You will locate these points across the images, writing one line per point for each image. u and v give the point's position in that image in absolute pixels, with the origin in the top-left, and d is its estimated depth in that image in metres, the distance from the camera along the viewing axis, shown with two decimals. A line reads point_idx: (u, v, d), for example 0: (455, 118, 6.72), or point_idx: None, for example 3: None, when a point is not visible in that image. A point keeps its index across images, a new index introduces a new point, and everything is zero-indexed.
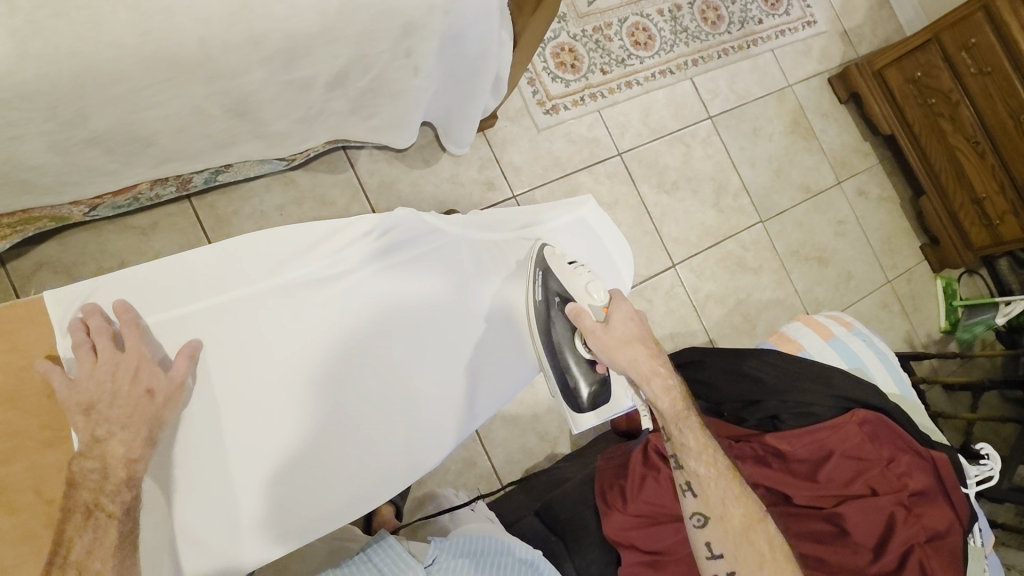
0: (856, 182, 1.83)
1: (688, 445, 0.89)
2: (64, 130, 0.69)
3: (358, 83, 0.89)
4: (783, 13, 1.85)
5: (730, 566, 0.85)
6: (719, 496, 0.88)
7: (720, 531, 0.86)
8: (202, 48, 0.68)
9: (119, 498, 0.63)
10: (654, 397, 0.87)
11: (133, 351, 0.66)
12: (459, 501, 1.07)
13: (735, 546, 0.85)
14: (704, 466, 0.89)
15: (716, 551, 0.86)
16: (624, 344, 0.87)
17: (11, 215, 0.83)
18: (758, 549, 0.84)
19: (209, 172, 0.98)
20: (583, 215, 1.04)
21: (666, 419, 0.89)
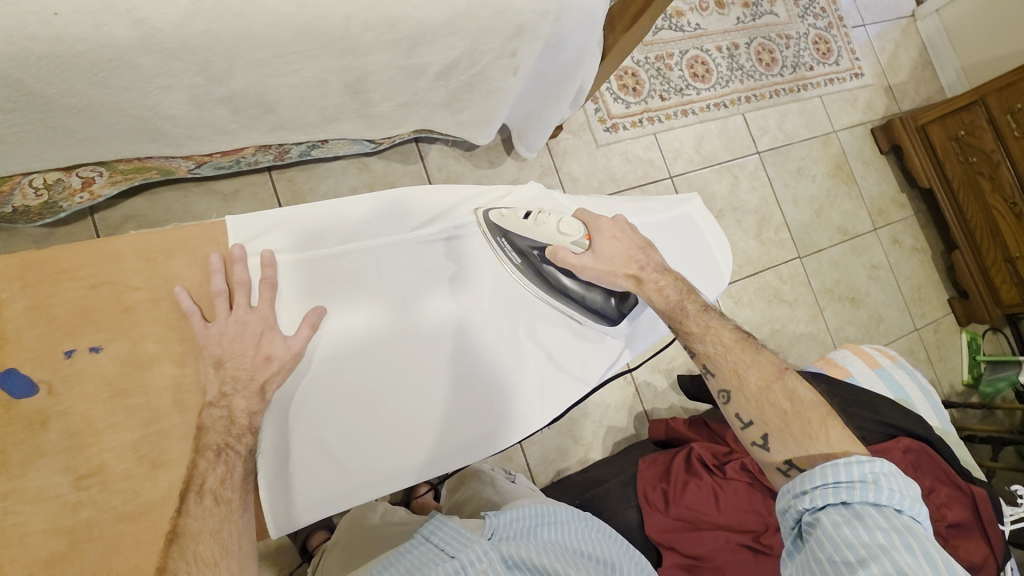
0: (891, 230, 1.89)
1: (698, 330, 0.81)
2: (208, 85, 0.74)
3: (461, 76, 0.94)
4: (832, 63, 1.93)
5: (763, 431, 0.74)
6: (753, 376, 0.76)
7: (742, 401, 0.76)
8: (344, 25, 0.73)
9: (245, 438, 0.64)
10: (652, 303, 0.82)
11: (267, 311, 0.68)
12: (501, 477, 1.11)
13: (759, 408, 0.74)
14: (746, 368, 0.77)
15: (746, 419, 0.76)
16: (614, 262, 0.82)
17: (128, 161, 0.89)
18: (784, 407, 0.73)
19: (306, 145, 1.03)
20: (689, 213, 0.96)
21: (668, 318, 0.82)
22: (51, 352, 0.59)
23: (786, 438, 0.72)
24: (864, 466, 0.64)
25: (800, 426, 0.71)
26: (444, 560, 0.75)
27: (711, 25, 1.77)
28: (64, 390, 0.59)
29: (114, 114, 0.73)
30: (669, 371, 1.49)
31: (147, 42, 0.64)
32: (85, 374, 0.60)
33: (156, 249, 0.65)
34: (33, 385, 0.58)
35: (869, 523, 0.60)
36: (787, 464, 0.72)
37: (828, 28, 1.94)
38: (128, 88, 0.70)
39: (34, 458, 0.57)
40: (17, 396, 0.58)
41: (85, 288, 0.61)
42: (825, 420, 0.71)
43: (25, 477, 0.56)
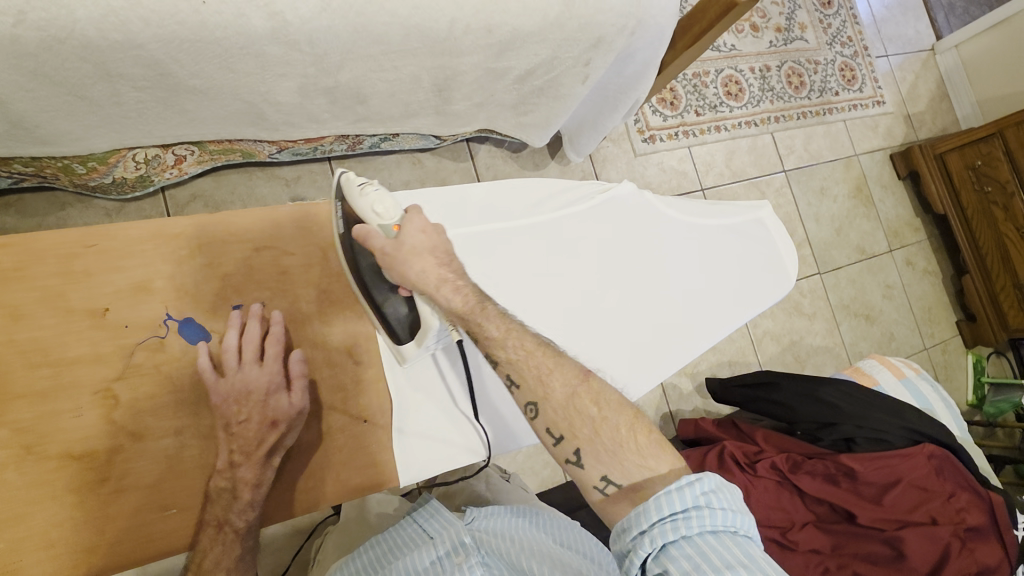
0: (905, 252, 1.97)
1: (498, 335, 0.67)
2: (317, 75, 0.80)
3: (536, 80, 1.00)
4: (857, 90, 2.01)
5: (575, 445, 0.63)
6: (563, 393, 0.64)
7: (551, 414, 0.64)
8: (449, 28, 0.79)
9: (244, 515, 0.64)
10: (450, 303, 0.68)
11: (267, 374, 0.67)
12: (497, 472, 1.08)
13: (569, 420, 0.63)
14: (557, 381, 0.65)
15: (557, 434, 0.64)
16: (413, 256, 0.68)
17: (219, 142, 0.94)
18: (595, 416, 0.63)
19: (378, 138, 1.08)
20: (762, 218, 1.02)
21: (465, 318, 0.68)
22: (224, 304, 0.70)
23: (597, 452, 0.62)
24: (696, 490, 0.57)
25: (609, 436, 0.62)
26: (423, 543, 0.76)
27: (745, 47, 1.85)
28: (232, 339, 0.70)
29: (229, 98, 0.79)
30: (694, 375, 1.55)
31: (278, 34, 0.70)
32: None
33: (311, 221, 0.77)
34: (206, 333, 0.68)
35: (718, 564, 0.53)
36: (604, 481, 0.62)
37: (854, 56, 2.03)
38: (249, 74, 0.75)
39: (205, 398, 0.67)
40: (192, 342, 0.68)
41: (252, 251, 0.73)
42: (638, 425, 0.63)
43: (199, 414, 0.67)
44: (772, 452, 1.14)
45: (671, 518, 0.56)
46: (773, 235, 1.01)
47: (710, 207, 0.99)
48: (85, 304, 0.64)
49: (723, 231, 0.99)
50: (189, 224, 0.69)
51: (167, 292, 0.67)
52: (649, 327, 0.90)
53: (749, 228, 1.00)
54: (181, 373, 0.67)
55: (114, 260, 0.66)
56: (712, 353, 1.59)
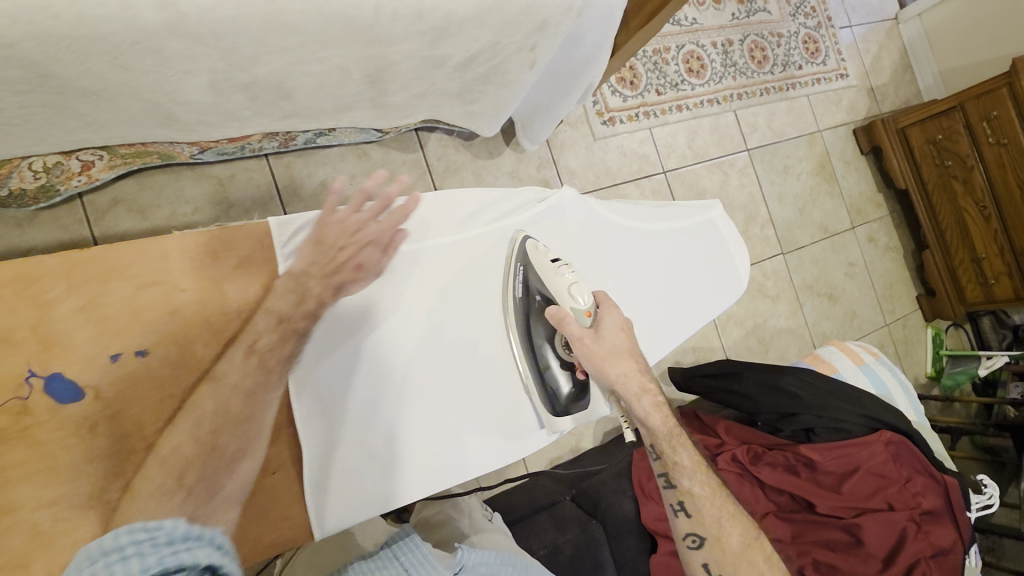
0: (867, 229, 1.97)
1: (682, 464, 0.85)
2: (229, 70, 0.72)
3: (479, 67, 0.93)
4: (820, 63, 1.97)
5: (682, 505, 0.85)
6: (713, 517, 0.83)
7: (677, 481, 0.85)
8: (374, 14, 0.72)
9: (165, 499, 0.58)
10: (648, 416, 0.83)
11: (375, 228, 0.75)
12: (481, 511, 1.01)
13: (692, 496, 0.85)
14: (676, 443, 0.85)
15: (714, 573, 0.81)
16: (612, 356, 0.81)
17: (129, 145, 0.85)
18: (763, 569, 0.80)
19: (312, 133, 1.01)
20: (713, 218, 1.00)
21: (657, 437, 0.84)
22: (100, 355, 0.62)
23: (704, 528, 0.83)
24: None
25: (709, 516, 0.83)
26: None
27: (707, 20, 1.78)
28: (112, 393, 0.62)
29: (129, 98, 0.70)
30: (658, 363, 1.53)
31: (175, 26, 0.62)
32: (134, 379, 0.64)
33: (205, 252, 0.69)
34: (78, 389, 0.61)
35: None
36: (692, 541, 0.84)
37: (817, 28, 1.98)
38: (148, 72, 0.67)
39: (82, 465, 0.60)
40: (63, 400, 0.60)
41: (136, 294, 0.65)
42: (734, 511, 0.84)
43: (73, 482, 0.60)
44: (733, 445, 1.14)
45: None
46: (720, 236, 1.00)
47: (656, 212, 0.96)
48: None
49: (671, 234, 0.96)
50: (56, 270, 0.62)
51: (30, 345, 0.60)
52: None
53: (697, 229, 0.98)
54: (51, 436, 0.59)
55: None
56: None
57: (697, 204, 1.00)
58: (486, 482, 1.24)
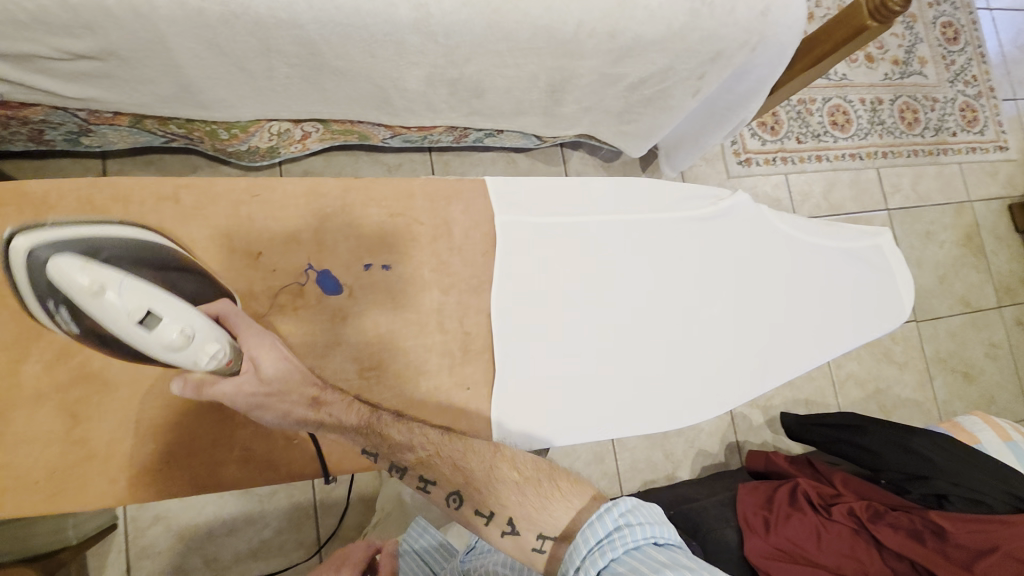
0: (1016, 311, 1.80)
1: (402, 439, 0.65)
2: (445, 66, 0.86)
3: (647, 90, 1.01)
4: (977, 132, 1.88)
5: (507, 515, 0.59)
6: (484, 470, 0.61)
7: (474, 492, 0.61)
8: (575, 31, 0.84)
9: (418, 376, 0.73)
10: (343, 415, 0.65)
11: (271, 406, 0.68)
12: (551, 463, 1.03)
13: (495, 493, 0.60)
14: (419, 440, 0.64)
15: (485, 511, 0.60)
16: (275, 354, 0.63)
17: (343, 123, 1.01)
18: (514, 479, 0.60)
19: (483, 132, 1.14)
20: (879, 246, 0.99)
21: (369, 432, 0.65)
22: (357, 263, 0.72)
23: (524, 509, 0.59)
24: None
25: (535, 491, 0.59)
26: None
27: (857, 77, 1.77)
28: (360, 294, 0.72)
29: (364, 80, 0.86)
30: (766, 408, 1.49)
31: (421, 23, 0.77)
32: (379, 286, 0.72)
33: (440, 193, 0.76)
34: (339, 285, 0.71)
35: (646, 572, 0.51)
36: (540, 539, 0.57)
37: (977, 96, 1.90)
38: (387, 60, 0.82)
39: (331, 345, 0.70)
40: (328, 292, 0.70)
41: (357, 235, 0.72)
42: (553, 473, 0.61)
43: (324, 359, 0.70)
44: (850, 497, 1.10)
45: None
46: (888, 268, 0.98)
47: (827, 229, 0.96)
48: (201, 242, 0.67)
49: (837, 254, 0.96)
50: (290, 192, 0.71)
51: (310, 245, 0.70)
52: (757, 340, 0.90)
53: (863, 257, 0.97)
54: (312, 316, 0.70)
55: (227, 207, 0.68)
56: (786, 388, 1.52)
57: (865, 232, 0.99)
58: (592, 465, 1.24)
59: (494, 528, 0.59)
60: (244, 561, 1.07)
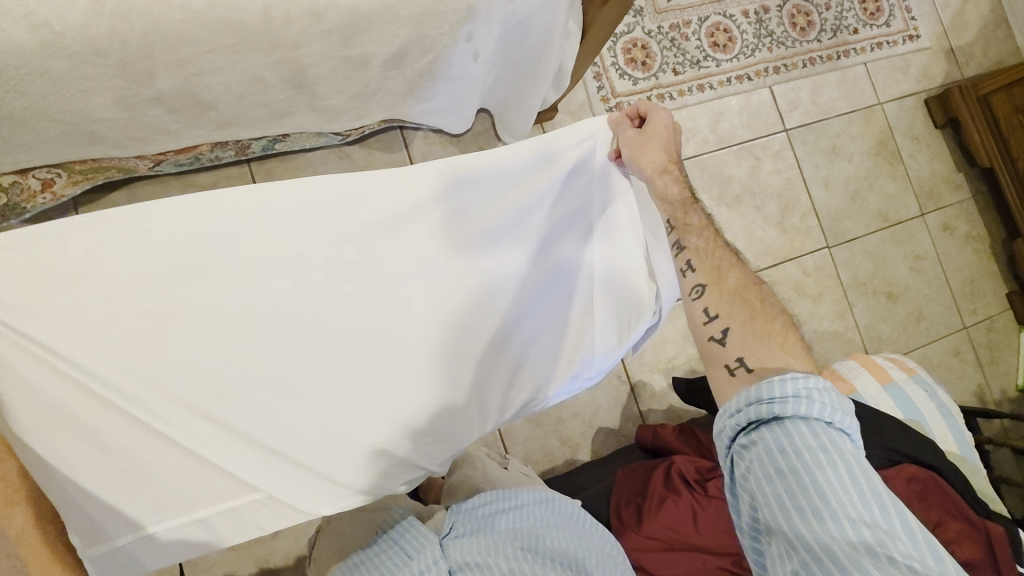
0: (941, 215, 1.68)
1: (694, 230, 0.76)
2: (131, 87, 0.72)
3: (416, 64, 0.87)
4: (882, 25, 1.70)
5: (726, 326, 0.68)
6: (711, 267, 0.73)
7: (716, 296, 0.70)
8: (265, 18, 0.70)
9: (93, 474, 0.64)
10: (664, 188, 0.78)
11: None
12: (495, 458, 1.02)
13: (707, 253, 0.74)
14: (697, 239, 0.75)
15: (707, 305, 0.70)
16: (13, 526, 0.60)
17: (83, 163, 0.88)
18: (738, 300, 0.69)
19: (266, 140, 1.00)
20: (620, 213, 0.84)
21: (672, 210, 0.79)
22: None
23: (745, 333, 0.66)
24: (798, 381, 0.59)
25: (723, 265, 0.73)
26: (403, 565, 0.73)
27: None
28: None
29: (42, 120, 0.71)
30: (668, 371, 1.40)
31: (51, 48, 0.63)
32: None
33: None
34: None
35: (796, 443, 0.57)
36: (739, 360, 0.66)
37: None
38: (46, 95, 0.68)
39: None
40: None
41: None
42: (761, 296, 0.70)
43: None
44: None
45: (736, 411, 0.61)
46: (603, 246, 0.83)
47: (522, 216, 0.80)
48: None
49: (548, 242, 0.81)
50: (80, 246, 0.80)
51: None
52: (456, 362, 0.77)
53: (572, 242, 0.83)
54: None
55: None
56: (688, 345, 1.42)
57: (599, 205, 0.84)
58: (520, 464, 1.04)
59: (712, 330, 0.69)
60: None
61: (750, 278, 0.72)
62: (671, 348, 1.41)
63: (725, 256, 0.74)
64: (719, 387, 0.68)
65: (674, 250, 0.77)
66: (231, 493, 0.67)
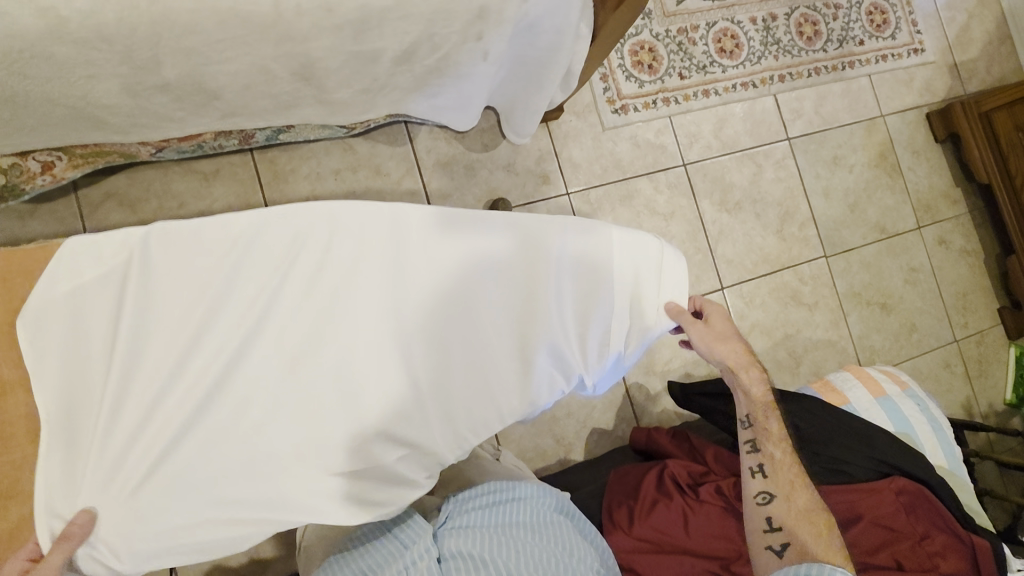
0: (937, 229, 1.70)
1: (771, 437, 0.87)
2: (137, 74, 0.71)
3: (425, 61, 0.87)
4: (888, 37, 1.71)
5: (785, 540, 0.82)
6: (787, 481, 0.85)
7: (772, 486, 0.85)
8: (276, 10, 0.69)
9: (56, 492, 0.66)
10: (748, 389, 0.87)
11: None
12: (488, 452, 1.02)
13: (777, 463, 0.86)
14: (774, 447, 0.87)
15: (767, 495, 0.85)
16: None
17: (85, 147, 0.87)
18: (798, 523, 0.82)
19: (271, 130, 0.99)
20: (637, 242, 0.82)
21: (753, 410, 0.88)
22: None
23: (804, 552, 0.80)
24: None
25: (784, 466, 0.86)
26: (396, 554, 0.75)
27: None
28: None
29: (46, 105, 0.71)
30: (663, 374, 1.41)
31: (57, 32, 0.62)
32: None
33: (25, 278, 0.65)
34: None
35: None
36: (782, 546, 0.82)
37: None
38: (51, 79, 0.67)
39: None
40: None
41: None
42: (830, 526, 0.83)
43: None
44: (719, 476, 1.05)
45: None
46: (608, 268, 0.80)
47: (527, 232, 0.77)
48: None
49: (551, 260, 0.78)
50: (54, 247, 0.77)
51: None
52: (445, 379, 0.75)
53: (579, 259, 0.79)
54: None
55: None
56: (684, 349, 1.43)
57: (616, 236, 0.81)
58: (512, 457, 1.05)
59: (760, 510, 0.85)
60: None
61: (818, 503, 0.84)
62: (667, 351, 1.42)
63: (796, 473, 0.86)
64: (762, 567, 0.84)
65: (748, 445, 0.88)
66: (204, 505, 0.68)
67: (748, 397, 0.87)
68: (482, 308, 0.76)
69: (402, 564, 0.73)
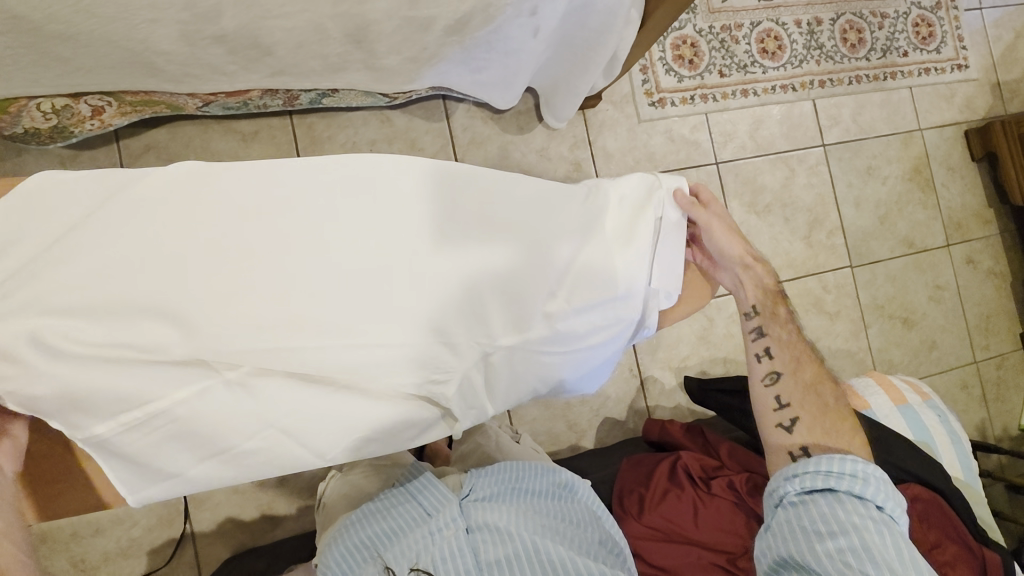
0: (966, 248, 1.68)
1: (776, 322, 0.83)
2: (197, 22, 0.72)
3: (476, 33, 0.87)
4: (932, 50, 1.68)
5: (795, 415, 0.79)
6: (791, 358, 0.81)
7: (782, 368, 0.81)
8: None
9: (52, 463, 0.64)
10: (754, 272, 0.81)
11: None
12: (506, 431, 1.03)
13: (784, 346, 0.82)
14: (782, 330, 0.83)
15: (775, 375, 0.81)
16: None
17: (135, 94, 0.88)
18: (806, 394, 0.79)
19: (315, 93, 1.00)
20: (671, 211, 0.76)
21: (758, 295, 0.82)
22: None
23: (814, 426, 0.78)
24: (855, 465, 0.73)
25: (790, 345, 0.82)
26: (420, 520, 0.76)
27: None
28: None
29: (105, 46, 0.71)
30: (679, 370, 1.41)
31: None
32: None
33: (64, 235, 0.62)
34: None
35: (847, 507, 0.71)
36: (792, 422, 0.79)
37: (934, 8, 1.68)
38: (115, 20, 0.68)
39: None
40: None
41: None
42: (837, 397, 0.81)
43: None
44: (732, 471, 1.05)
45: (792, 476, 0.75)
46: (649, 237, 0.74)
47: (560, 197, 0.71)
48: None
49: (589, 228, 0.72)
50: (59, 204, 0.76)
51: None
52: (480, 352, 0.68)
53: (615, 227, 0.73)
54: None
55: None
56: (702, 347, 1.43)
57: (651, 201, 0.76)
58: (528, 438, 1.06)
59: (768, 392, 0.81)
60: (114, 559, 1.09)
61: (825, 375, 0.82)
62: (684, 347, 1.42)
63: (803, 350, 0.83)
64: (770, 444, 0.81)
65: (753, 332, 0.83)
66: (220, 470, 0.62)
67: (759, 287, 0.82)
68: (513, 283, 0.68)
69: (428, 529, 0.74)
